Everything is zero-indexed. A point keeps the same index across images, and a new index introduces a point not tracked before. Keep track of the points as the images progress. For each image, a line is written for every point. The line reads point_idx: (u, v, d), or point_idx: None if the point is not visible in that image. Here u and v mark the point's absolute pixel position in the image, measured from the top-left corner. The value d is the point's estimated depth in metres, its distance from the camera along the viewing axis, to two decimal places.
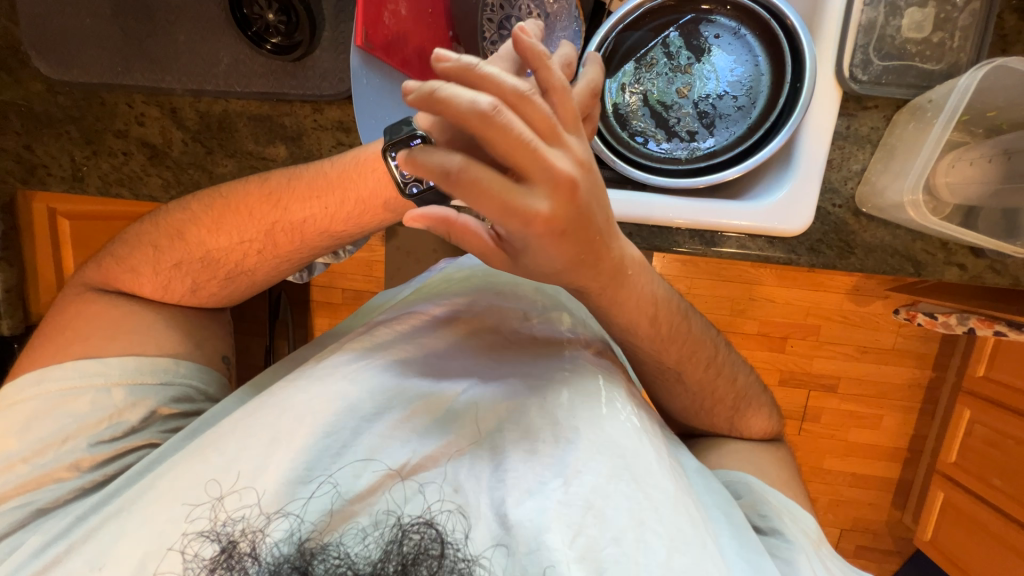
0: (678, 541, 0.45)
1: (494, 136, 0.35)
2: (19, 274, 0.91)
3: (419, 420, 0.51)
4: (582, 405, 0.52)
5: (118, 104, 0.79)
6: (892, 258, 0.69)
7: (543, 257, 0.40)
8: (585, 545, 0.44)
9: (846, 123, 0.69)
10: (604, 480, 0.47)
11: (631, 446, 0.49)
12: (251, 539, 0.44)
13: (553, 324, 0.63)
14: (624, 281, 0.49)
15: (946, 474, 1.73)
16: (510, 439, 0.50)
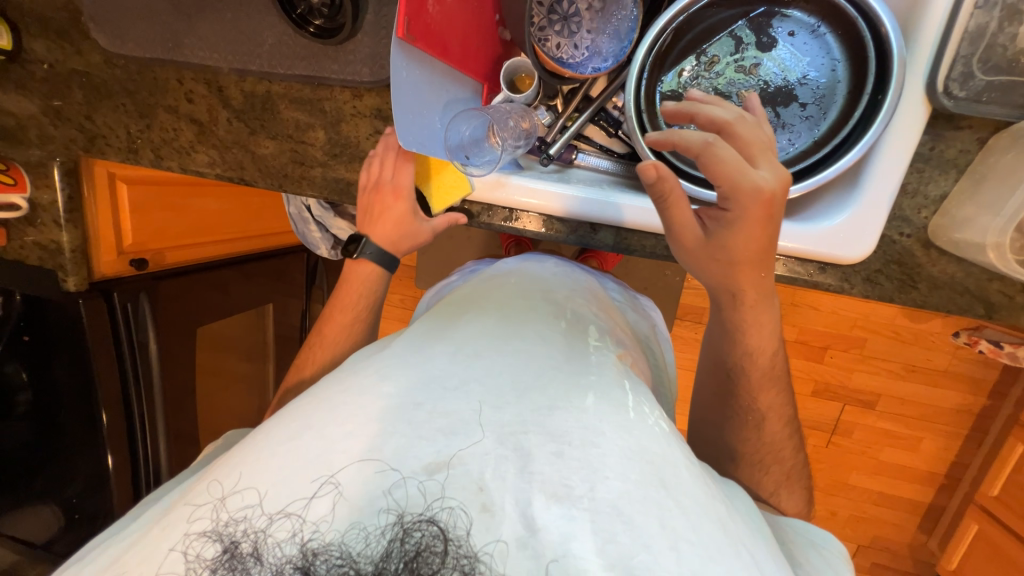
0: (713, 555, 0.40)
1: (741, 131, 0.55)
2: (82, 235, 0.98)
3: (446, 416, 0.45)
4: (608, 407, 0.47)
5: (169, 80, 0.81)
6: (959, 297, 0.63)
7: (739, 236, 0.56)
8: (616, 553, 0.38)
9: (931, 142, 0.61)
10: (632, 484, 0.42)
11: (656, 447, 0.45)
12: (253, 540, 0.40)
13: (580, 333, 0.59)
14: (769, 308, 0.61)
15: (983, 507, 1.62)
16: (535, 442, 0.43)
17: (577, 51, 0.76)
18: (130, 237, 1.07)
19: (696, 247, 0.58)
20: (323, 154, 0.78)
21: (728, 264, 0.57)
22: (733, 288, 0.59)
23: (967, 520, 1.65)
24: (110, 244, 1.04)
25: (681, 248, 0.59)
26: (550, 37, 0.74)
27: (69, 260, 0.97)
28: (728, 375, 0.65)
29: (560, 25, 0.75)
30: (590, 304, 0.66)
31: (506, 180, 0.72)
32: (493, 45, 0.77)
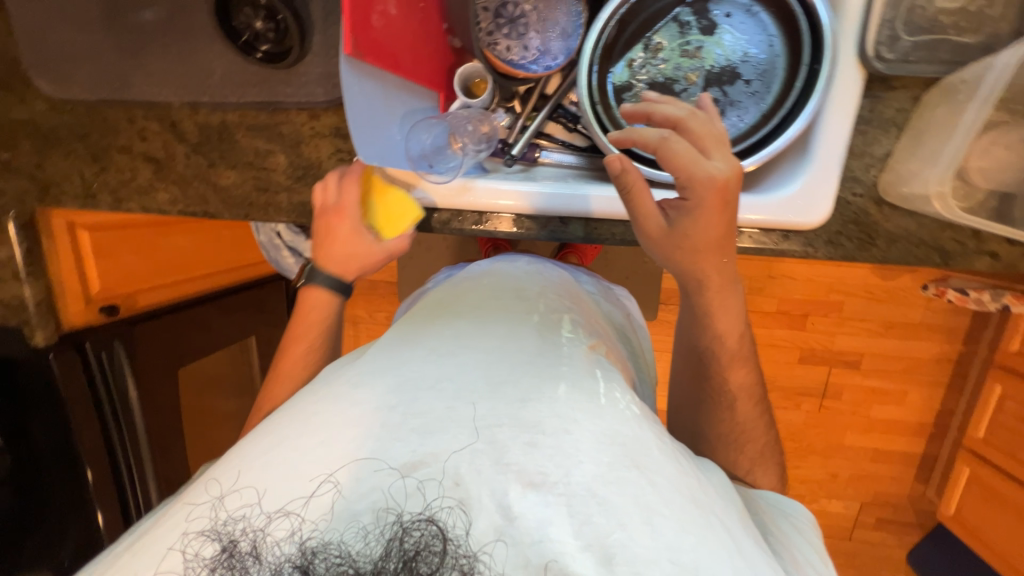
0: (686, 522, 0.41)
1: (693, 126, 0.56)
2: (45, 287, 0.95)
3: (420, 417, 0.45)
4: (579, 396, 0.47)
5: (120, 120, 0.79)
6: (917, 249, 0.65)
7: (701, 223, 0.56)
8: (592, 533, 0.40)
9: (869, 105, 0.64)
10: (604, 468, 0.42)
11: (630, 430, 0.46)
12: (252, 539, 0.41)
13: (553, 327, 0.59)
14: (733, 289, 0.62)
15: (973, 451, 1.67)
16: (506, 435, 0.44)
17: (526, 51, 0.78)
18: (97, 284, 1.04)
19: (660, 236, 0.59)
20: (286, 178, 0.77)
21: (692, 250, 0.58)
22: (699, 274, 0.59)
23: (959, 464, 1.70)
24: (76, 293, 1.00)
25: (647, 237, 0.60)
26: (499, 41, 0.76)
27: (35, 314, 0.94)
28: (697, 352, 0.66)
29: (507, 28, 0.77)
30: (561, 298, 0.67)
31: (471, 184, 0.72)
32: (444, 53, 0.78)
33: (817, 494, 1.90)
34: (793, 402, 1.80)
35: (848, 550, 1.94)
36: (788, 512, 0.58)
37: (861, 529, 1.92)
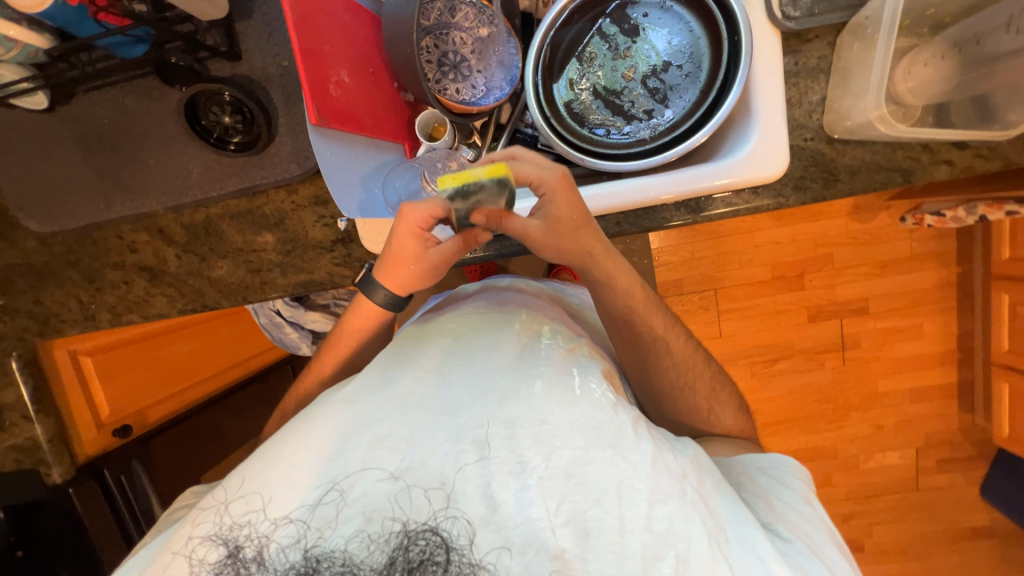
0: (660, 493, 0.47)
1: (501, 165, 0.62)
2: (57, 421, 0.96)
3: (408, 434, 0.48)
4: (554, 392, 0.52)
5: (109, 238, 0.82)
6: (877, 174, 0.70)
7: (557, 204, 0.62)
8: (571, 510, 0.46)
9: (793, 59, 0.70)
10: (580, 451, 0.48)
11: (606, 418, 0.51)
12: (255, 545, 0.45)
13: (533, 336, 0.60)
14: (609, 254, 0.66)
15: (1005, 365, 1.66)
16: (493, 432, 0.48)
17: (475, 90, 0.84)
18: (107, 408, 1.05)
19: (540, 233, 0.63)
20: (278, 255, 0.80)
21: (565, 228, 0.63)
22: (584, 247, 0.64)
23: (996, 382, 1.68)
24: (87, 423, 1.00)
25: (535, 241, 0.64)
26: (447, 86, 0.83)
27: (49, 452, 0.94)
28: (634, 330, 0.69)
29: (452, 74, 0.84)
30: (544, 311, 0.68)
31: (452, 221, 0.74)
32: (398, 107, 0.83)
33: (870, 450, 1.85)
34: (816, 361, 1.80)
35: (921, 501, 1.87)
36: (767, 469, 0.62)
37: (925, 476, 1.85)
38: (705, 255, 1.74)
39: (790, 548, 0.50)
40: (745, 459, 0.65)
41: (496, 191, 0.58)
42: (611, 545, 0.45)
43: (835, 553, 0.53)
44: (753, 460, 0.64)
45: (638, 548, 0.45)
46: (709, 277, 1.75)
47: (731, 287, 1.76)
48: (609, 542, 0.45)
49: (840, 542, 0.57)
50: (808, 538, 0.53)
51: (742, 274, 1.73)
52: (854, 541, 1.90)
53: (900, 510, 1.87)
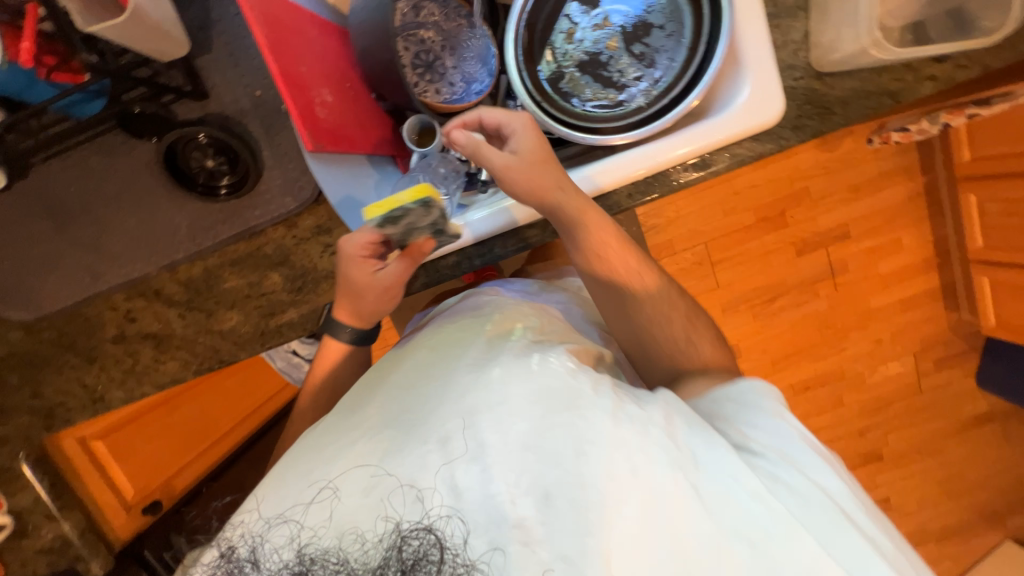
0: (618, 441, 0.47)
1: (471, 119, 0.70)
2: (83, 512, 0.89)
3: (386, 433, 0.50)
4: (512, 374, 0.51)
5: (102, 312, 0.77)
6: (869, 100, 0.71)
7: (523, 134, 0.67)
8: (532, 480, 0.46)
9: (771, 2, 0.70)
10: (538, 420, 0.48)
11: (561, 384, 0.50)
12: (250, 544, 0.48)
13: (503, 333, 0.59)
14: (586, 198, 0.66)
15: (982, 260, 1.76)
16: (450, 426, 0.48)
17: (454, 87, 0.84)
18: (131, 488, 1.03)
19: (508, 163, 0.65)
20: (288, 294, 0.76)
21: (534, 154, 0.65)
22: (557, 182, 0.64)
23: (975, 278, 1.78)
24: (116, 509, 0.98)
25: (507, 172, 0.65)
26: (427, 88, 0.82)
27: (83, 546, 0.87)
28: (606, 264, 0.69)
29: (429, 74, 0.82)
30: (519, 309, 0.67)
31: (464, 222, 0.73)
32: (380, 119, 0.80)
33: (873, 365, 1.95)
34: (811, 292, 1.87)
35: (927, 401, 1.98)
36: (764, 401, 0.56)
37: (926, 378, 1.96)
38: (690, 212, 1.77)
39: (761, 465, 0.50)
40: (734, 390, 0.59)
41: (422, 211, 0.58)
42: (575, 505, 0.45)
43: (815, 458, 0.51)
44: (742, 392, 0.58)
45: (600, 499, 0.46)
46: (697, 232, 1.78)
47: (720, 238, 1.79)
48: (573, 500, 0.45)
49: (821, 447, 0.55)
50: (785, 454, 0.51)
51: (727, 226, 1.78)
52: (874, 452, 2.00)
53: (909, 414, 1.98)
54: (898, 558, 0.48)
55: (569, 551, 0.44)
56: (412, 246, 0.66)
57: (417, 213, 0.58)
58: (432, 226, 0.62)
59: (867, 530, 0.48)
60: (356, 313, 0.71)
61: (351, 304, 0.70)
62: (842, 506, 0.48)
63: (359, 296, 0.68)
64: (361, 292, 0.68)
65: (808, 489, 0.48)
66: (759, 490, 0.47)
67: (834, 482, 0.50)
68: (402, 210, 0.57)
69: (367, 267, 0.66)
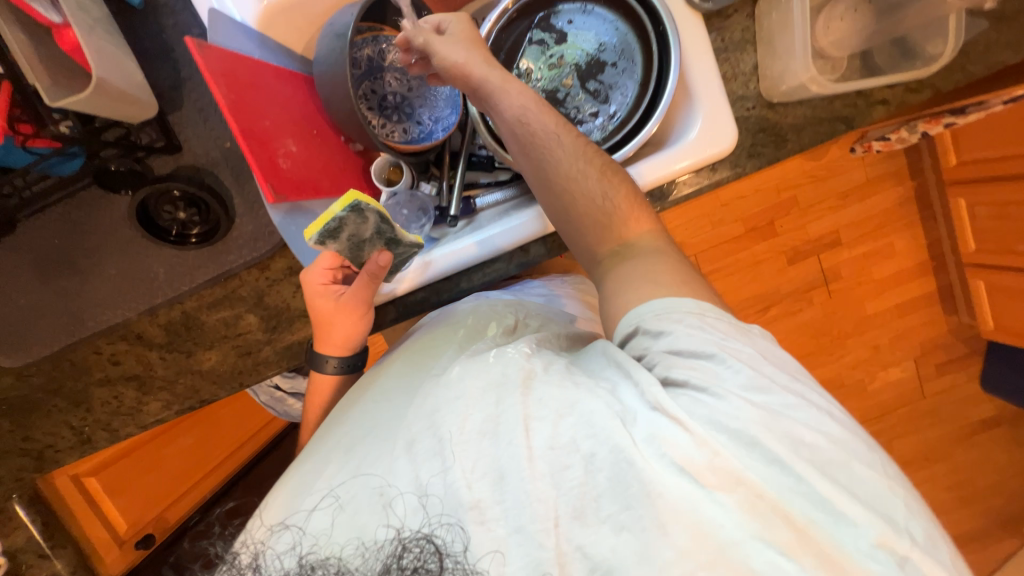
0: (566, 405, 0.47)
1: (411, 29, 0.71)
2: (76, 549, 0.93)
3: (376, 432, 0.54)
4: (471, 369, 0.54)
5: (86, 356, 0.80)
6: (822, 126, 0.72)
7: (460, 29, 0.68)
8: (487, 464, 0.46)
9: (719, 37, 0.72)
10: (492, 406, 0.49)
11: (512, 371, 0.52)
12: (253, 554, 0.50)
13: (476, 334, 0.68)
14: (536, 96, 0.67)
15: (976, 264, 1.74)
16: (416, 429, 0.50)
17: (422, 125, 0.87)
18: (124, 522, 1.06)
19: (447, 44, 0.66)
20: (264, 334, 0.79)
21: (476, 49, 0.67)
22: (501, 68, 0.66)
23: (971, 281, 1.76)
24: (108, 544, 1.01)
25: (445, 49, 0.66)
26: (394, 128, 0.85)
27: None
28: (537, 140, 0.63)
29: (396, 115, 0.86)
30: (495, 311, 0.75)
31: (430, 257, 0.76)
32: (349, 160, 0.82)
33: (873, 371, 1.92)
34: (804, 300, 1.85)
35: (930, 407, 1.94)
36: (689, 319, 0.51)
37: (928, 383, 1.93)
38: (678, 225, 1.78)
39: (684, 394, 0.47)
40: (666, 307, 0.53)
41: (357, 215, 0.64)
42: (525, 483, 0.45)
43: (735, 366, 0.47)
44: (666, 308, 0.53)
45: (549, 471, 0.45)
46: (686, 245, 1.79)
47: (710, 249, 1.79)
48: (520, 476, 0.45)
49: (745, 350, 0.49)
50: (699, 367, 0.48)
51: (715, 237, 1.78)
52: None
53: (913, 421, 1.94)
54: (851, 466, 0.44)
55: (525, 523, 0.44)
56: (368, 265, 0.69)
57: (351, 217, 0.64)
58: (378, 235, 0.68)
59: (810, 444, 0.44)
60: (330, 349, 0.74)
61: (324, 339, 0.74)
62: (771, 418, 0.45)
63: (328, 329, 0.73)
64: (329, 323, 0.72)
65: (736, 407, 0.45)
66: (700, 432, 0.44)
67: (756, 385, 0.47)
68: (336, 216, 0.63)
69: (328, 294, 0.72)
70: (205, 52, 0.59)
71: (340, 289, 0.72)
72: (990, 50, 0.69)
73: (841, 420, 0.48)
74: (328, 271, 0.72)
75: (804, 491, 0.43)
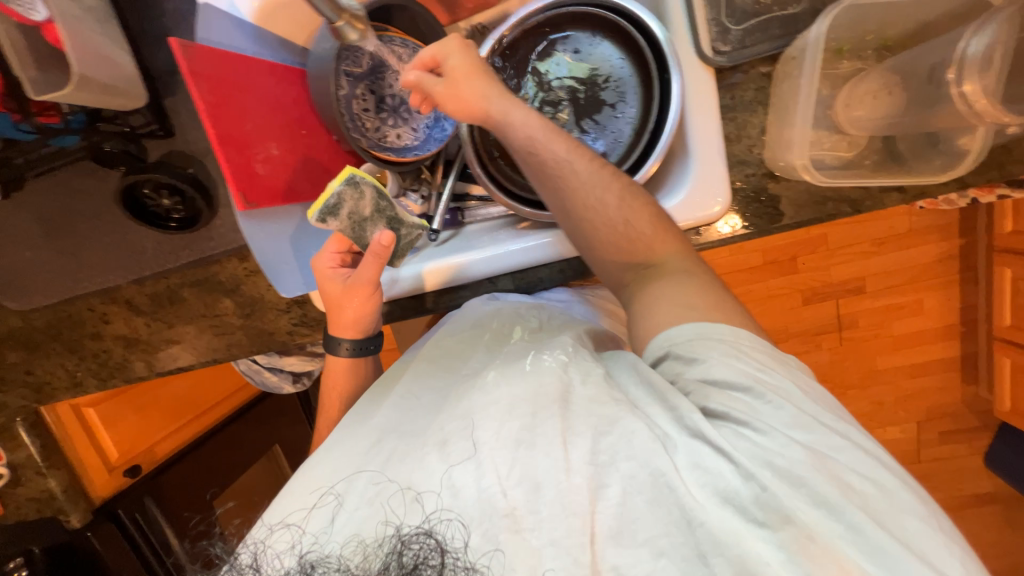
0: (603, 425, 0.46)
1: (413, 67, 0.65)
2: (69, 472, 1.05)
3: (403, 428, 0.53)
4: (505, 375, 0.53)
5: (82, 312, 0.86)
6: (829, 206, 0.66)
7: (457, 59, 0.63)
8: (521, 473, 0.44)
9: (729, 93, 0.67)
10: (530, 417, 0.47)
11: (549, 382, 0.51)
12: (252, 553, 0.46)
13: (501, 337, 0.66)
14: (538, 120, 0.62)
15: (1006, 339, 1.62)
16: (449, 430, 0.49)
17: (417, 133, 0.84)
18: (115, 452, 1.13)
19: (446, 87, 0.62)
20: (238, 319, 0.83)
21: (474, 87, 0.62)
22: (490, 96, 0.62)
23: (998, 356, 1.64)
24: (97, 468, 1.09)
25: (452, 94, 0.62)
26: (388, 132, 0.81)
27: (65, 501, 1.03)
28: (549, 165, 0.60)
29: (392, 118, 0.82)
30: (518, 309, 0.72)
31: (397, 275, 0.76)
32: (340, 163, 0.80)
33: (871, 427, 1.84)
34: (813, 343, 1.76)
35: (925, 473, 1.86)
36: (732, 350, 0.50)
37: (928, 449, 1.84)
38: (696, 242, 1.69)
39: (726, 427, 0.46)
40: (711, 329, 0.51)
41: (354, 189, 0.65)
42: (559, 491, 0.43)
43: (776, 402, 0.47)
44: (700, 332, 0.51)
45: (583, 484, 0.44)
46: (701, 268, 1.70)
47: (725, 276, 1.70)
48: (558, 490, 0.43)
49: (785, 385, 0.48)
50: (743, 402, 0.47)
51: (734, 264, 1.69)
52: None
53: None
54: (900, 516, 0.42)
55: (557, 535, 0.42)
56: (371, 244, 0.64)
57: (346, 189, 0.65)
58: (379, 213, 0.68)
59: (858, 489, 0.43)
60: (344, 331, 0.71)
61: (340, 322, 0.70)
62: (816, 454, 0.44)
63: (340, 313, 0.70)
64: (337, 307, 0.70)
65: (782, 443, 0.44)
66: (746, 462, 0.43)
67: (800, 422, 0.46)
68: (334, 188, 0.64)
69: (336, 276, 0.70)
70: (190, 53, 0.60)
71: (347, 271, 0.70)
72: None
73: (890, 466, 0.46)
74: (337, 252, 0.70)
75: (853, 539, 0.40)
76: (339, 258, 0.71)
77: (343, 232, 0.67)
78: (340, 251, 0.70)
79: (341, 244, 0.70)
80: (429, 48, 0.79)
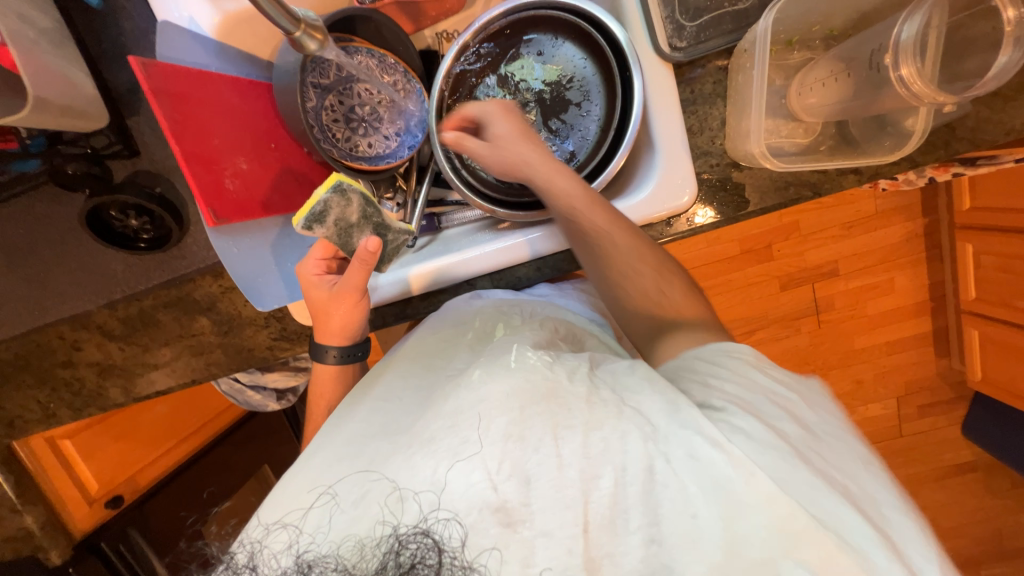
0: (593, 422, 0.46)
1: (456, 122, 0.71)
2: (46, 507, 1.01)
3: (396, 429, 0.52)
4: (492, 373, 0.50)
5: (51, 340, 0.83)
6: (790, 190, 0.68)
7: (501, 126, 0.67)
8: (512, 465, 0.43)
9: (689, 88, 0.69)
10: (516, 412, 0.46)
11: (540, 378, 0.49)
12: (247, 551, 0.45)
13: (484, 336, 0.65)
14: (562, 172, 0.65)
15: (973, 312, 1.69)
16: (435, 428, 0.47)
17: (388, 141, 0.84)
18: (96, 483, 1.11)
19: (487, 152, 0.67)
20: (215, 338, 0.82)
21: (507, 150, 0.66)
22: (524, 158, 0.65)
23: (967, 329, 1.71)
24: (77, 502, 1.06)
25: (488, 157, 0.68)
26: (359, 142, 0.82)
27: (44, 537, 1.00)
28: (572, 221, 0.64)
29: (362, 128, 0.82)
30: (499, 307, 0.71)
31: (377, 282, 0.76)
32: (313, 175, 0.80)
33: (854, 405, 1.89)
34: (793, 327, 1.81)
35: (907, 446, 1.91)
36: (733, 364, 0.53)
37: (909, 423, 1.90)
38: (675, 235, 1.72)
39: (725, 420, 0.47)
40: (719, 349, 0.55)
41: (341, 198, 0.64)
42: (552, 486, 0.43)
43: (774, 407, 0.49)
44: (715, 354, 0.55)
45: (576, 476, 0.44)
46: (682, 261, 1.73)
47: (705, 267, 1.73)
48: (550, 483, 0.43)
49: (786, 395, 0.51)
50: (752, 407, 0.48)
51: (712, 256, 1.72)
52: None
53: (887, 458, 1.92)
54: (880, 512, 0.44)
55: (551, 528, 0.42)
56: (359, 250, 0.64)
57: (332, 199, 0.64)
58: (366, 219, 0.68)
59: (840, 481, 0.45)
60: (331, 338, 0.71)
61: (327, 329, 0.70)
62: (801, 450, 0.45)
63: (327, 320, 0.69)
64: (325, 314, 0.69)
65: (773, 436, 0.45)
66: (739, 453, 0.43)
67: (801, 431, 0.47)
68: (318, 199, 0.63)
69: (321, 282, 0.69)
70: (151, 71, 0.59)
71: (333, 277, 0.69)
72: (979, 127, 0.65)
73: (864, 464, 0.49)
74: (321, 259, 0.69)
75: (837, 522, 0.42)
76: (324, 266, 0.70)
77: (331, 239, 0.66)
78: (325, 258, 0.70)
79: (326, 250, 0.69)
80: (396, 58, 0.81)
